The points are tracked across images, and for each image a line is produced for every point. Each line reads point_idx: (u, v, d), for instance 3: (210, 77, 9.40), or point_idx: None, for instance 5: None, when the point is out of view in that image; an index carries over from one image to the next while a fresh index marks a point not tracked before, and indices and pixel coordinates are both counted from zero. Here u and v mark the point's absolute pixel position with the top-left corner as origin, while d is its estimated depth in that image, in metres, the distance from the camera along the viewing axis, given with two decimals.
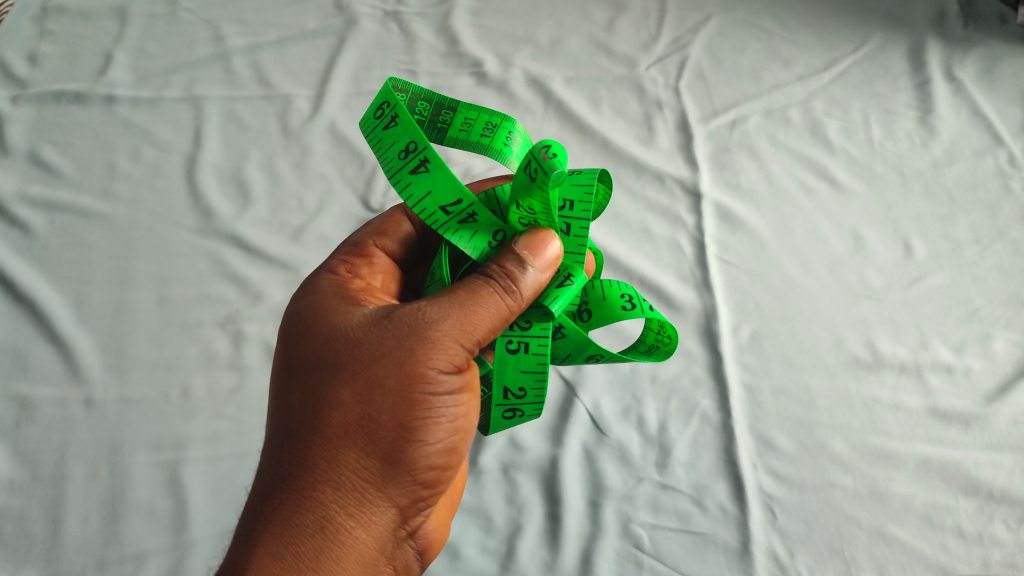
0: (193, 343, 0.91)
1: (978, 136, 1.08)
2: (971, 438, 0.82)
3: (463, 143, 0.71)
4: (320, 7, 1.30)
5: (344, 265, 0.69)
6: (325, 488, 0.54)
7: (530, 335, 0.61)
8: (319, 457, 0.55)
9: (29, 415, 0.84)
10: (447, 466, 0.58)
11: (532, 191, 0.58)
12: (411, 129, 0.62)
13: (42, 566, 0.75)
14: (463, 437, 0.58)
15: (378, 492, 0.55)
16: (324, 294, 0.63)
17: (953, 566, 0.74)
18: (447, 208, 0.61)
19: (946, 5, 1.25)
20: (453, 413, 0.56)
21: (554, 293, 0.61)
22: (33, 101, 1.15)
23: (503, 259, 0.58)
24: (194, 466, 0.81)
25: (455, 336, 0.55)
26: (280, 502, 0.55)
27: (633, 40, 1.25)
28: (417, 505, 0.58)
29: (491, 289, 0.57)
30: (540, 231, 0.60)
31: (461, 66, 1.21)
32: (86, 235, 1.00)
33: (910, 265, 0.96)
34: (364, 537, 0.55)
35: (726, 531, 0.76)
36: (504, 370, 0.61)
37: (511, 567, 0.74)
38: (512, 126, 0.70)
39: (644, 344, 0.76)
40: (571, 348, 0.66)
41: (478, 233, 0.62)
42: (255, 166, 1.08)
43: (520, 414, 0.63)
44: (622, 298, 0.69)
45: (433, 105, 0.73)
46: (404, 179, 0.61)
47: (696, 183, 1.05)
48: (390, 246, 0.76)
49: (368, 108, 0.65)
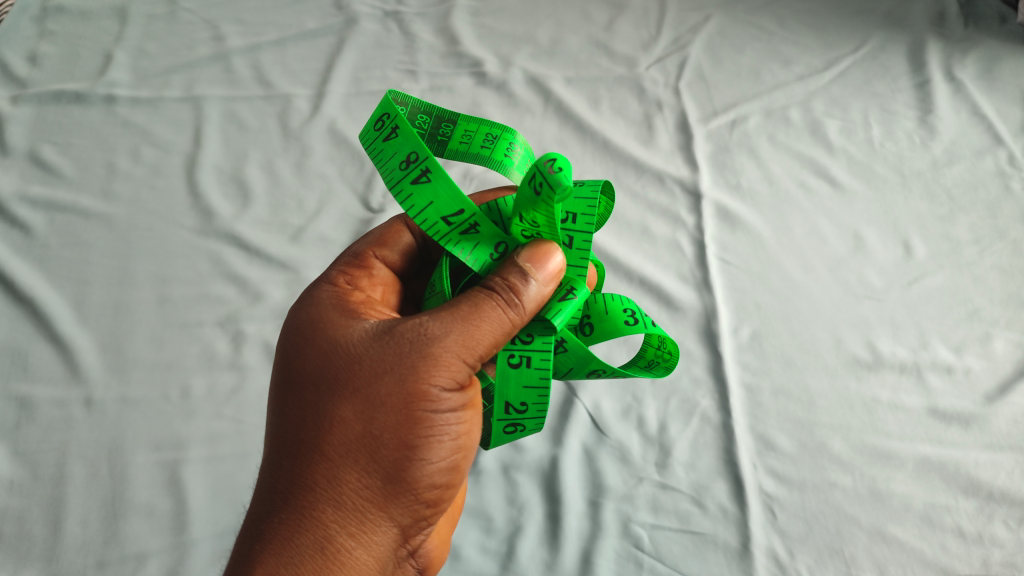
0: (193, 343, 0.91)
1: (978, 135, 1.08)
2: (971, 438, 0.82)
3: (463, 155, 0.71)
4: (320, 7, 1.30)
5: (343, 277, 0.69)
6: (325, 507, 0.55)
7: (531, 349, 0.62)
8: (319, 476, 0.55)
9: (29, 415, 0.84)
10: (449, 485, 0.57)
11: (536, 205, 0.58)
12: (412, 140, 0.62)
13: (42, 566, 0.75)
14: (466, 454, 0.58)
15: (380, 512, 0.55)
16: (323, 306, 0.63)
17: (953, 566, 0.74)
18: (448, 219, 0.61)
19: (945, 5, 1.25)
20: (455, 430, 0.56)
21: (556, 306, 0.61)
22: (33, 101, 1.14)
23: (506, 271, 0.58)
24: (194, 466, 0.81)
25: (457, 351, 0.55)
26: (279, 522, 0.55)
27: (633, 40, 1.25)
28: (419, 524, 0.58)
29: (494, 303, 0.57)
30: (543, 244, 0.60)
31: (461, 66, 1.21)
32: (86, 235, 1.00)
33: (910, 265, 0.96)
34: (364, 557, 0.55)
35: (726, 531, 0.76)
36: (506, 386, 0.61)
37: (511, 568, 0.74)
38: (513, 138, 0.70)
39: (643, 359, 0.77)
40: (572, 362, 0.67)
41: (481, 244, 0.62)
42: (255, 166, 1.08)
43: (521, 429, 0.63)
44: (625, 312, 0.69)
45: (433, 119, 0.74)
46: (405, 189, 0.61)
47: (696, 183, 1.05)
48: (391, 257, 0.75)
49: (368, 120, 0.66)
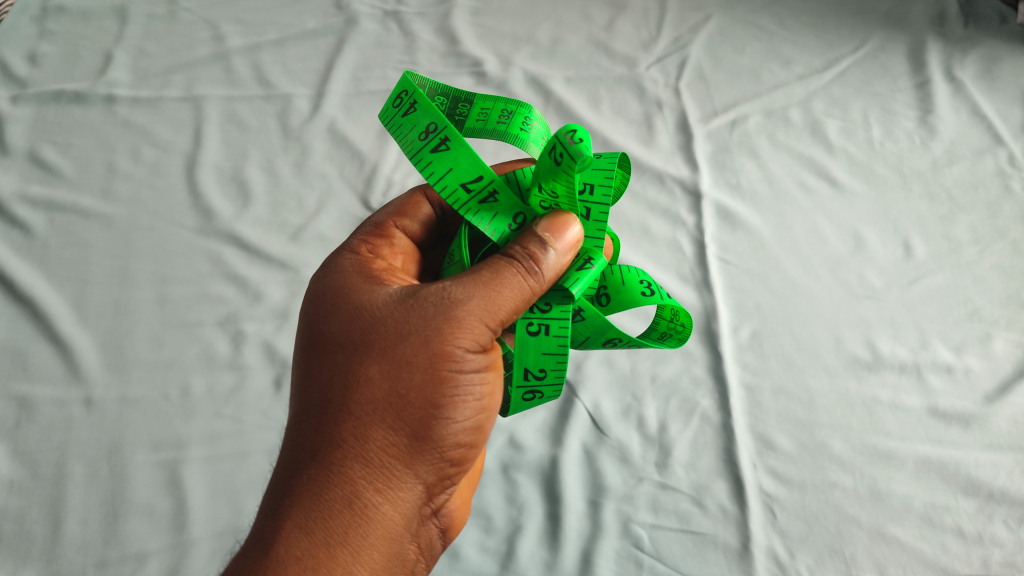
0: (193, 343, 0.91)
1: (978, 135, 1.08)
2: (971, 438, 0.82)
3: (480, 132, 0.71)
4: (320, 6, 1.30)
5: (365, 246, 0.68)
6: (353, 464, 0.54)
7: (550, 317, 0.61)
8: (347, 433, 0.55)
9: (29, 415, 0.84)
10: (473, 444, 0.57)
11: (556, 175, 0.58)
12: (432, 112, 0.63)
13: (41, 565, 0.75)
14: (489, 415, 0.58)
15: (407, 469, 0.55)
16: (346, 273, 0.63)
17: (953, 566, 0.74)
18: (468, 186, 0.61)
19: (945, 5, 1.25)
20: (479, 391, 0.56)
21: (574, 275, 0.60)
22: (33, 101, 1.14)
23: (526, 240, 0.57)
24: (194, 466, 0.81)
25: (480, 315, 0.55)
26: (308, 477, 0.55)
27: (633, 40, 1.25)
28: (443, 482, 0.58)
29: (515, 270, 0.56)
30: (561, 214, 0.59)
31: (461, 66, 1.21)
32: (86, 235, 1.00)
33: (910, 265, 0.96)
34: (391, 513, 0.55)
35: (726, 531, 0.76)
36: (526, 352, 0.60)
37: (511, 567, 0.74)
38: (529, 113, 0.71)
39: (656, 331, 0.76)
40: (590, 332, 0.65)
41: (499, 214, 0.62)
42: (255, 166, 1.08)
43: (540, 396, 0.61)
44: (640, 284, 0.68)
45: (451, 100, 0.75)
46: (425, 158, 0.61)
47: (696, 183, 1.05)
48: (412, 227, 0.75)
49: (387, 98, 0.66)
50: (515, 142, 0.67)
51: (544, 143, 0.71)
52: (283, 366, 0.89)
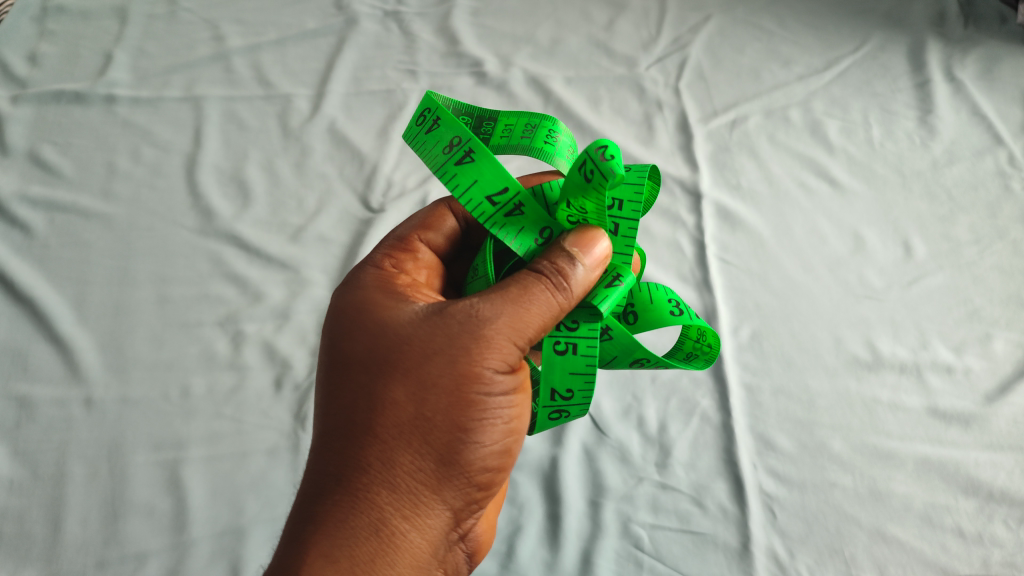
0: (193, 343, 0.91)
1: (978, 136, 1.08)
2: (971, 439, 0.82)
3: (506, 147, 0.72)
4: (319, 6, 1.30)
5: (387, 260, 0.68)
6: (379, 489, 0.54)
7: (577, 336, 0.61)
8: (373, 458, 0.54)
9: (28, 415, 0.84)
10: (500, 468, 0.57)
11: (586, 192, 0.57)
12: (455, 125, 0.63)
13: (41, 566, 0.75)
14: (516, 438, 0.58)
15: (434, 495, 0.55)
16: (369, 289, 0.63)
17: (953, 566, 0.74)
18: (493, 199, 0.61)
19: (945, 5, 1.25)
20: (507, 413, 0.56)
21: (603, 293, 0.60)
22: (33, 101, 1.14)
23: (553, 255, 0.57)
24: (194, 466, 0.81)
25: (508, 334, 0.55)
26: (333, 504, 0.55)
27: (633, 40, 1.25)
28: (470, 507, 0.58)
29: (543, 286, 0.56)
30: (589, 229, 0.59)
31: (461, 66, 1.21)
32: (86, 235, 1.00)
33: (910, 265, 0.96)
34: (418, 541, 0.55)
35: (726, 531, 0.76)
36: (552, 372, 0.61)
37: (511, 568, 0.75)
38: (555, 127, 0.72)
39: (682, 350, 0.77)
40: (616, 350, 0.65)
41: (525, 229, 0.62)
42: (255, 166, 1.08)
43: (566, 415, 0.62)
44: (669, 302, 0.69)
45: (475, 117, 0.75)
46: (449, 171, 0.62)
47: (696, 183, 1.05)
48: (435, 241, 0.75)
49: (411, 116, 0.66)
50: (541, 155, 0.68)
51: (569, 155, 0.72)
52: (283, 366, 0.89)
